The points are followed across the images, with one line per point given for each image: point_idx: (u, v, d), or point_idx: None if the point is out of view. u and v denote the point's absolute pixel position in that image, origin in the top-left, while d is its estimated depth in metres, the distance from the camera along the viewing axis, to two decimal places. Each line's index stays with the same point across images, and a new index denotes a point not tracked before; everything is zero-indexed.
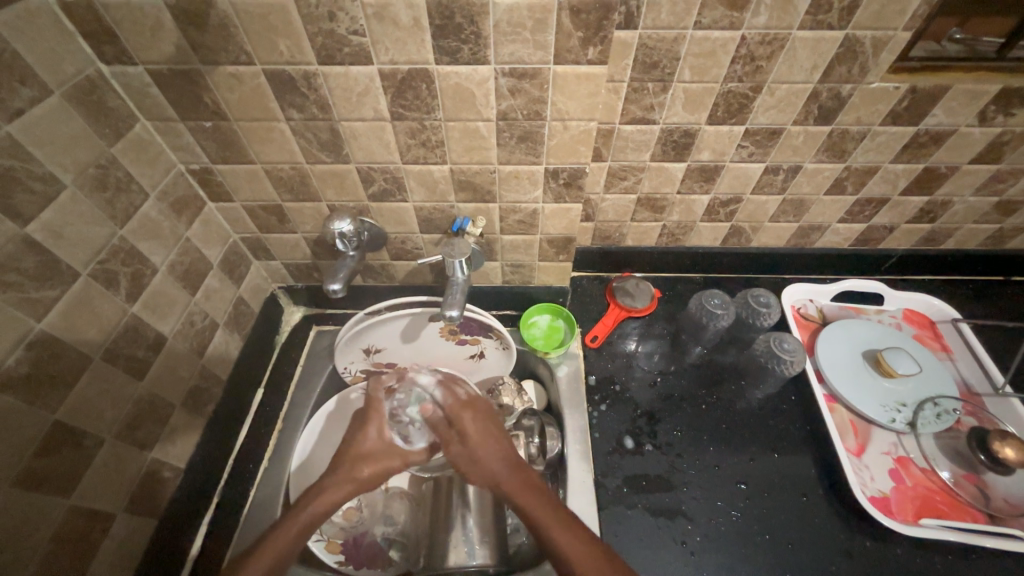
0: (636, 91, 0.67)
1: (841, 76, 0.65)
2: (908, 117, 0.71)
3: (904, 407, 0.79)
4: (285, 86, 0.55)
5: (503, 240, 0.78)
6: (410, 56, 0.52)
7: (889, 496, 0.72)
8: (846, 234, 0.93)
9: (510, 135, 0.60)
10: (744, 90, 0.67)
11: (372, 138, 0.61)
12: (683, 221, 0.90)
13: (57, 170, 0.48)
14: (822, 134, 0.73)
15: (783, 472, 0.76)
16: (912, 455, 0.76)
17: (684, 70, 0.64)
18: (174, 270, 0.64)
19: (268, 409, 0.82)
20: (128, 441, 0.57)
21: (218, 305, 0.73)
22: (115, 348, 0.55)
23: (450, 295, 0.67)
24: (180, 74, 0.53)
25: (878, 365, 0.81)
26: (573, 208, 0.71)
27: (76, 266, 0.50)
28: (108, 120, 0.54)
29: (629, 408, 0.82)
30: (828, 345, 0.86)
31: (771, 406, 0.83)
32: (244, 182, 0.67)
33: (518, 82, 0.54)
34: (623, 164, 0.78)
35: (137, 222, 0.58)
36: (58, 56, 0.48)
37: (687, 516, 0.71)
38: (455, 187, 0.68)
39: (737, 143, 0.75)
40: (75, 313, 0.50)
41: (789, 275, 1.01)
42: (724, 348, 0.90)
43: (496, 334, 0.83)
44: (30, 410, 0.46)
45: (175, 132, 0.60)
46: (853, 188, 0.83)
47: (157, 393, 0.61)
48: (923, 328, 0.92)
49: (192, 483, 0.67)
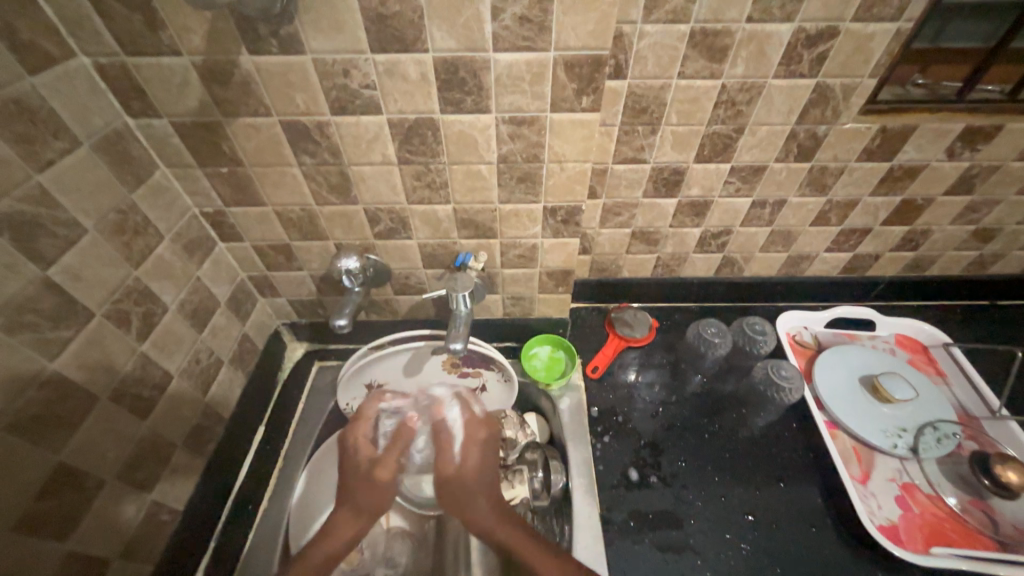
0: (626, 133, 0.72)
1: (816, 117, 0.70)
2: (881, 154, 0.76)
3: (905, 433, 0.79)
4: (299, 134, 0.58)
5: (504, 274, 0.80)
6: (417, 107, 0.56)
7: (897, 524, 0.72)
8: (834, 263, 0.97)
9: (510, 176, 0.64)
10: (727, 132, 0.72)
11: (379, 181, 0.64)
12: (677, 253, 0.93)
13: (81, 215, 0.50)
14: (802, 170, 0.78)
15: (790, 501, 0.75)
16: (916, 481, 0.76)
17: (671, 114, 0.69)
18: (184, 309, 0.65)
19: (269, 447, 0.81)
20: (129, 482, 0.56)
21: (224, 342, 0.74)
22: (122, 388, 0.55)
23: (453, 328, 0.68)
24: (201, 125, 0.57)
25: (876, 391, 0.83)
26: (571, 242, 0.74)
27: (91, 306, 0.52)
28: (130, 169, 0.57)
29: (633, 439, 0.82)
30: (825, 371, 0.87)
31: (774, 433, 0.83)
32: (255, 223, 0.70)
33: (518, 128, 0.58)
34: (617, 200, 0.82)
35: (152, 262, 0.60)
36: (89, 111, 0.51)
37: (696, 551, 0.70)
38: (457, 224, 0.71)
39: (724, 179, 0.79)
40: (87, 352, 0.51)
41: (782, 303, 1.04)
42: (724, 376, 0.91)
43: (498, 365, 0.85)
44: (35, 451, 0.46)
45: (193, 177, 0.63)
46: (836, 219, 0.87)
47: (161, 432, 0.61)
48: (916, 353, 0.94)
49: (190, 526, 0.66)
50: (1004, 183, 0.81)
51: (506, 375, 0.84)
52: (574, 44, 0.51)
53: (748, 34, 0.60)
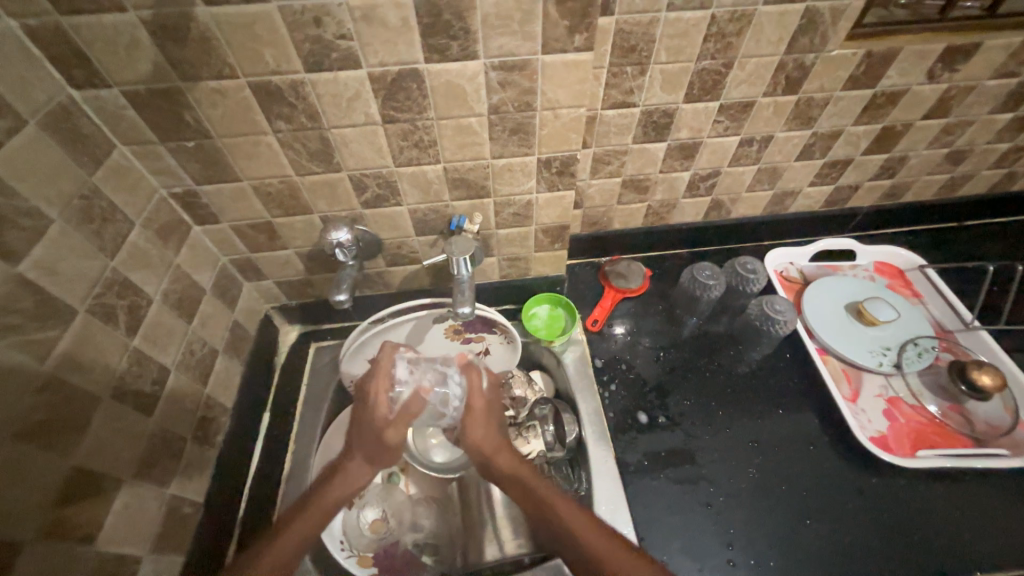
0: (615, 76, 0.69)
1: (805, 46, 0.69)
2: (865, 81, 0.76)
3: (889, 351, 0.84)
4: (271, 97, 0.53)
5: (499, 235, 0.78)
6: (400, 57, 0.52)
7: (886, 434, 0.77)
8: (816, 197, 0.99)
9: (502, 128, 0.61)
10: (717, 67, 0.70)
11: (363, 143, 0.60)
12: (667, 200, 0.93)
13: (43, 204, 0.45)
14: (789, 103, 0.77)
15: (790, 424, 0.80)
16: (901, 393, 0.81)
17: (660, 52, 0.67)
18: (169, 299, 0.61)
19: (278, 432, 0.79)
20: (146, 480, 0.54)
21: (215, 331, 0.70)
22: (123, 386, 0.52)
23: (459, 294, 0.67)
24: (160, 93, 0.51)
25: (860, 315, 0.87)
26: (566, 195, 0.73)
27: (74, 302, 0.47)
28: (86, 148, 0.51)
29: (640, 385, 0.85)
30: (813, 302, 0.91)
31: (770, 365, 0.87)
32: (231, 201, 0.65)
33: (509, 75, 0.55)
34: (607, 149, 0.80)
35: (127, 252, 0.55)
36: (28, 83, 0.45)
37: (709, 479, 0.74)
38: (449, 185, 0.68)
39: (713, 118, 0.78)
40: (79, 351, 0.47)
41: (766, 241, 1.06)
42: (718, 317, 0.94)
43: (500, 328, 0.85)
44: (43, 459, 0.42)
45: (156, 154, 0.57)
46: (820, 152, 0.88)
47: (169, 427, 0.58)
48: (893, 277, 0.99)
49: (213, 517, 0.65)
50: (978, 103, 0.83)
51: (508, 338, 0.85)
52: None
53: None
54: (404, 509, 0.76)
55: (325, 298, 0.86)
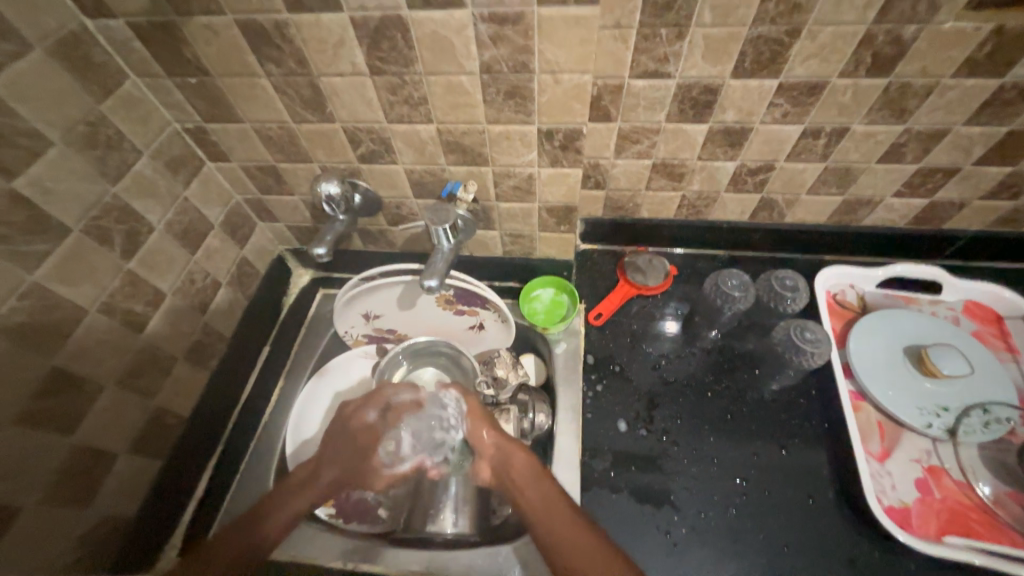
0: (646, 39, 0.59)
1: (904, 14, 0.53)
2: (990, 68, 0.58)
3: (945, 412, 0.69)
4: (259, 38, 0.53)
5: (499, 207, 0.74)
6: (381, 1, 0.48)
7: (909, 507, 0.65)
8: (902, 211, 0.80)
9: (496, 90, 0.55)
10: (777, 35, 0.57)
11: (354, 95, 0.58)
12: (705, 192, 0.81)
13: (45, 126, 0.49)
14: (874, 89, 0.62)
15: (791, 469, 0.70)
16: (946, 465, 0.67)
17: (703, 12, 0.55)
18: (172, 229, 0.66)
19: (274, 365, 0.85)
20: (129, 388, 0.61)
21: (221, 264, 0.75)
22: (113, 302, 0.58)
23: (431, 263, 0.63)
24: (159, 27, 0.52)
25: (921, 363, 0.72)
26: (572, 173, 0.66)
27: (67, 221, 0.52)
28: (96, 76, 0.54)
29: (628, 390, 0.78)
30: (864, 336, 0.77)
31: (786, 398, 0.76)
32: (237, 142, 0.67)
33: (500, 29, 0.49)
34: (635, 126, 0.70)
35: (131, 180, 0.59)
36: (38, 9, 0.48)
37: (675, 506, 0.67)
38: (444, 147, 0.64)
39: (769, 100, 0.65)
40: (68, 267, 0.52)
41: (828, 255, 0.90)
42: (741, 333, 0.83)
43: (492, 306, 0.81)
44: (27, 354, 0.49)
45: (164, 88, 0.60)
46: (913, 155, 0.70)
47: (158, 345, 0.64)
48: (984, 323, 0.80)
49: (197, 430, 0.72)
50: None
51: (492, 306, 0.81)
52: None
53: None
54: None
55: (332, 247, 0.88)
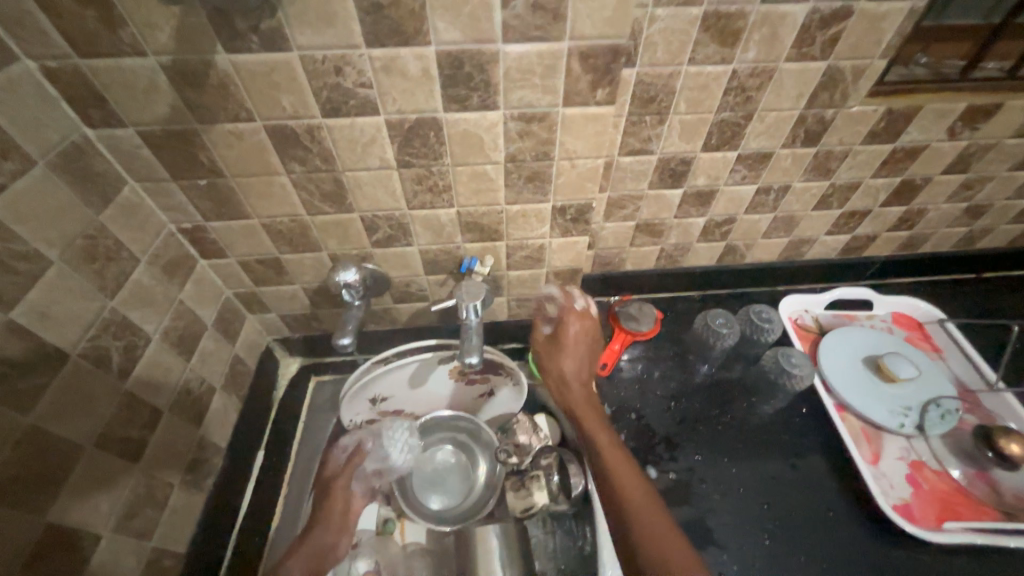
0: (634, 124, 0.68)
1: (826, 102, 0.68)
2: (886, 136, 0.75)
3: (910, 411, 0.81)
4: (287, 140, 0.53)
5: (510, 276, 0.77)
6: (418, 106, 0.51)
7: (909, 502, 0.73)
8: (833, 245, 0.97)
9: (518, 176, 0.60)
10: (736, 119, 0.69)
11: (377, 186, 0.59)
12: (681, 244, 0.92)
13: (43, 245, 0.44)
14: (808, 155, 0.76)
15: (806, 486, 0.76)
16: (924, 458, 0.78)
17: (679, 103, 0.66)
18: (168, 337, 0.59)
19: (271, 472, 0.77)
20: (126, 533, 0.51)
21: (214, 367, 0.68)
22: (109, 433, 0.50)
23: (466, 340, 0.64)
24: (175, 134, 0.51)
25: (880, 370, 0.84)
26: (580, 241, 0.71)
27: (64, 346, 0.46)
28: (95, 186, 0.50)
29: (647, 436, 0.82)
30: (830, 354, 0.88)
31: (784, 419, 0.83)
32: (240, 237, 0.64)
33: (527, 125, 0.54)
34: (623, 194, 0.79)
35: (129, 290, 0.54)
36: (41, 124, 0.45)
37: (720, 544, 0.70)
38: (462, 228, 0.67)
39: (730, 167, 0.77)
40: (64, 400, 0.45)
41: (781, 286, 1.04)
42: (730, 364, 0.91)
43: (506, 372, 0.83)
44: (17, 518, 0.40)
45: (167, 191, 0.57)
46: (838, 202, 0.86)
47: (155, 473, 0.56)
48: (912, 330, 0.96)
49: (195, 568, 0.62)
50: (999, 160, 0.82)
51: (552, 295, 0.77)
52: (590, 33, 0.46)
53: (762, 16, 0.57)
54: (398, 563, 0.73)
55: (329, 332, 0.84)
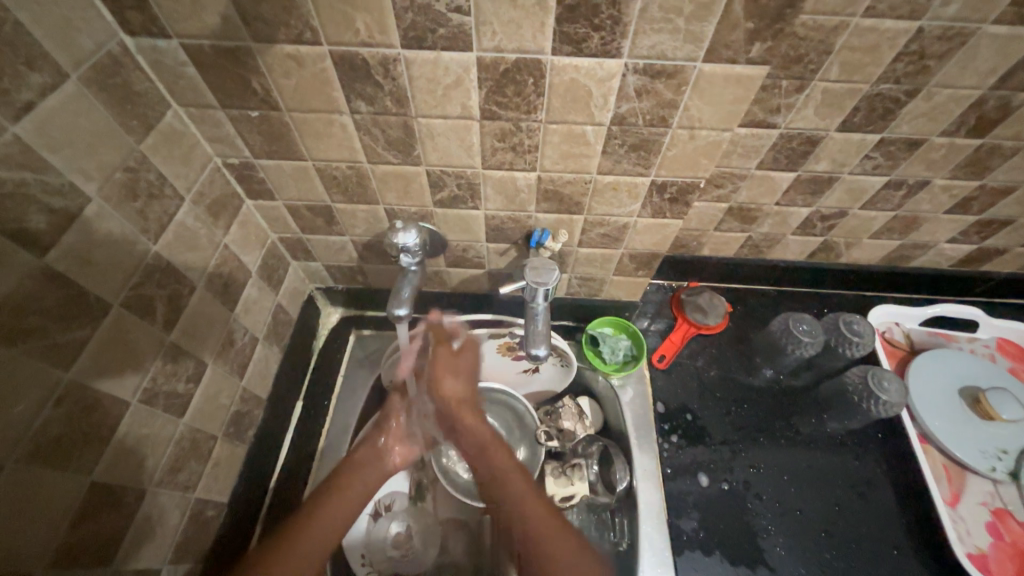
0: (765, 89, 0.55)
1: (1022, 82, 0.53)
2: None
3: (1005, 455, 0.72)
4: (356, 73, 0.44)
5: (579, 253, 0.68)
6: (522, 43, 0.41)
7: (987, 553, 0.67)
8: (950, 255, 0.83)
9: (620, 142, 0.50)
10: (896, 94, 0.55)
11: (452, 139, 0.50)
12: (772, 234, 0.80)
13: (80, 179, 0.38)
14: (967, 148, 0.62)
15: (871, 520, 0.70)
16: (1010, 507, 0.70)
17: (832, 67, 0.52)
18: (212, 285, 0.55)
19: (309, 425, 0.75)
20: (171, 486, 0.50)
21: (258, 317, 0.64)
22: (154, 387, 0.47)
23: (532, 327, 0.58)
24: (225, 52, 0.42)
25: (977, 404, 0.75)
26: (671, 224, 0.61)
27: (107, 295, 0.41)
28: (135, 109, 0.43)
29: (703, 440, 0.76)
30: (920, 378, 0.78)
31: (855, 443, 0.76)
32: (290, 180, 0.56)
33: (651, 82, 0.43)
34: (724, 171, 0.67)
35: (173, 233, 0.48)
36: (74, 27, 0.37)
37: (771, 568, 0.66)
38: (539, 195, 0.57)
39: (865, 153, 0.63)
40: (107, 353, 0.41)
41: (871, 293, 0.92)
42: (800, 373, 0.83)
43: (558, 352, 0.77)
44: (63, 477, 0.38)
45: (213, 120, 0.49)
46: (979, 207, 0.72)
47: (199, 427, 0.54)
48: (1018, 361, 0.84)
49: (236, 516, 0.61)
50: None
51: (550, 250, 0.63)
52: None
53: None
54: (432, 533, 0.72)
55: (374, 287, 0.78)
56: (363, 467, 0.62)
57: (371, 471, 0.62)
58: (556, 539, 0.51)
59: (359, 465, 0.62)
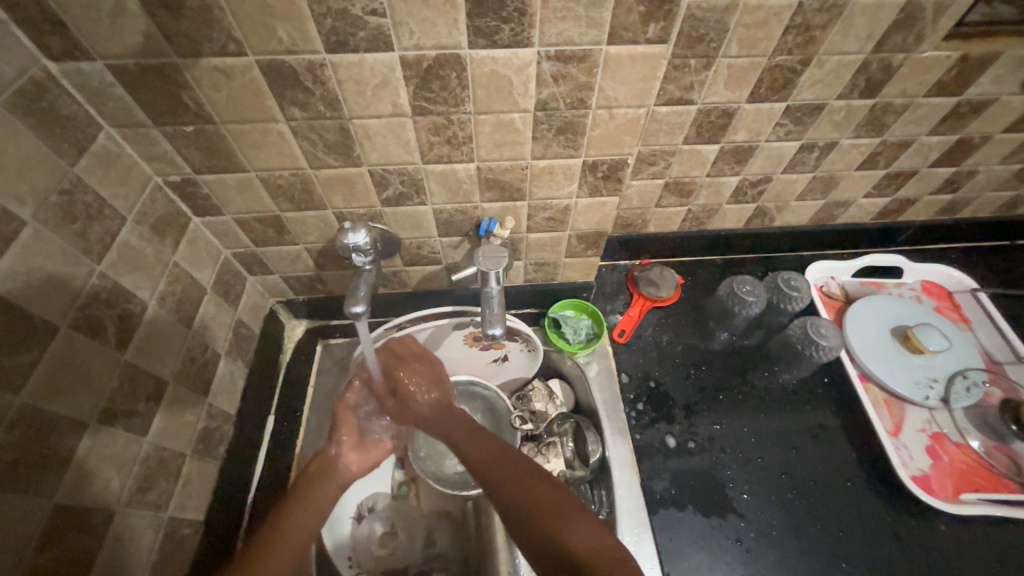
0: (676, 68, 0.60)
1: (896, 45, 0.60)
2: (953, 87, 0.67)
3: (936, 383, 0.79)
4: (285, 80, 0.45)
5: (529, 239, 0.71)
6: (439, 40, 0.43)
7: (928, 474, 0.73)
8: (870, 209, 0.91)
9: (548, 127, 0.53)
10: (792, 64, 0.61)
11: (388, 137, 0.52)
12: (709, 205, 0.85)
13: (13, 203, 0.39)
14: (864, 108, 0.69)
15: (825, 458, 0.76)
16: (945, 430, 0.77)
17: (731, 43, 0.57)
18: (165, 303, 0.55)
19: (282, 438, 0.75)
20: (140, 506, 0.50)
21: (217, 333, 0.64)
22: (112, 407, 0.47)
23: (488, 310, 0.62)
24: (152, 70, 0.43)
25: (907, 341, 0.81)
26: (609, 202, 0.65)
27: (52, 317, 0.41)
28: (65, 132, 0.44)
29: (667, 404, 0.80)
30: (856, 323, 0.84)
31: (806, 390, 0.82)
32: (235, 193, 0.57)
33: (564, 67, 0.47)
34: (654, 148, 0.72)
35: (118, 253, 0.49)
36: None
37: (740, 514, 0.71)
38: (481, 185, 0.60)
39: (776, 120, 0.69)
40: (59, 375, 0.41)
41: (808, 252, 0.99)
42: (751, 332, 0.88)
43: (522, 337, 0.78)
44: (23, 501, 0.38)
45: (150, 139, 0.50)
46: (885, 162, 0.80)
47: (165, 445, 0.54)
48: (941, 299, 0.92)
49: (214, 534, 0.61)
50: None
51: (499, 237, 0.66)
52: None
53: None
54: (416, 527, 0.74)
55: (335, 295, 0.79)
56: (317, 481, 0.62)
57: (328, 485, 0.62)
58: (558, 523, 0.49)
59: (313, 481, 0.62)
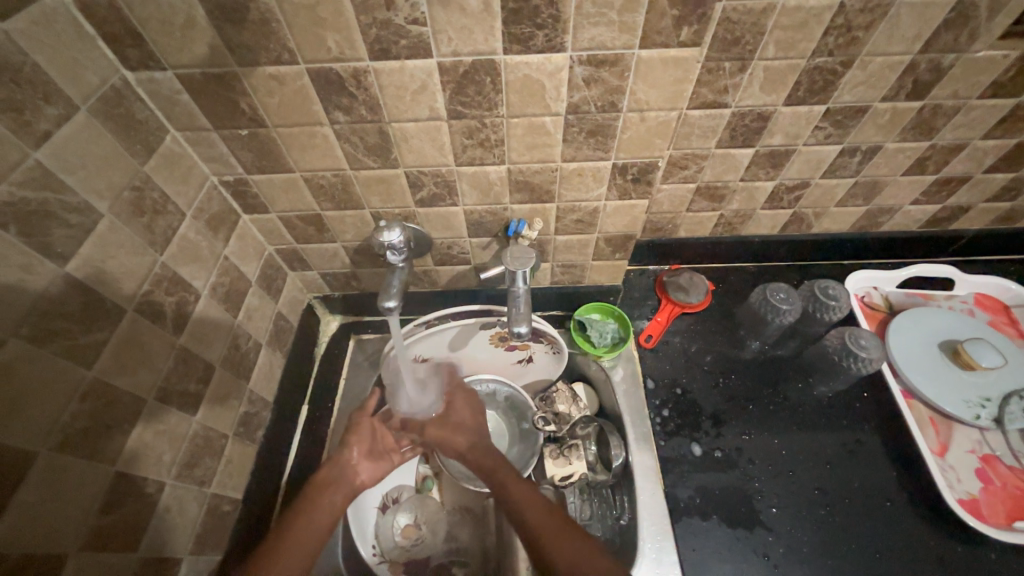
0: (710, 72, 0.59)
1: (946, 44, 0.58)
2: (1010, 89, 0.64)
3: (989, 402, 0.74)
4: (331, 86, 0.49)
5: (557, 241, 0.72)
6: (476, 46, 0.45)
7: (977, 498, 0.69)
8: (917, 216, 0.87)
9: (578, 130, 0.54)
10: (832, 65, 0.59)
11: (424, 140, 0.55)
12: (742, 210, 0.83)
13: (92, 198, 0.43)
14: (910, 110, 0.66)
15: (863, 476, 0.72)
16: (997, 451, 0.72)
17: (768, 45, 0.56)
18: (216, 293, 0.59)
19: (315, 427, 0.78)
20: (188, 481, 0.54)
21: (260, 324, 0.68)
22: (168, 387, 0.51)
23: (514, 309, 0.63)
24: (215, 78, 0.47)
25: (957, 356, 0.76)
26: (638, 204, 0.65)
27: (121, 301, 0.46)
28: (138, 135, 0.48)
29: (694, 412, 0.79)
30: (900, 336, 0.80)
31: (843, 403, 0.79)
32: (282, 192, 0.61)
33: (596, 71, 0.48)
34: (685, 152, 0.71)
35: (177, 245, 0.53)
36: (81, 65, 0.42)
37: (768, 527, 0.69)
38: (511, 187, 0.62)
39: (815, 124, 0.68)
40: (124, 353, 0.46)
41: (848, 261, 0.95)
42: (784, 342, 0.86)
43: (548, 339, 0.79)
44: (90, 466, 0.42)
45: (209, 142, 0.54)
46: (934, 167, 0.76)
47: (211, 426, 0.57)
48: (997, 313, 0.87)
49: (250, 513, 0.65)
50: None
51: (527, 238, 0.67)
52: None
53: None
54: (438, 520, 0.75)
55: (368, 292, 0.82)
56: (329, 489, 0.61)
57: (338, 495, 0.61)
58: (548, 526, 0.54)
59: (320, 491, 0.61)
